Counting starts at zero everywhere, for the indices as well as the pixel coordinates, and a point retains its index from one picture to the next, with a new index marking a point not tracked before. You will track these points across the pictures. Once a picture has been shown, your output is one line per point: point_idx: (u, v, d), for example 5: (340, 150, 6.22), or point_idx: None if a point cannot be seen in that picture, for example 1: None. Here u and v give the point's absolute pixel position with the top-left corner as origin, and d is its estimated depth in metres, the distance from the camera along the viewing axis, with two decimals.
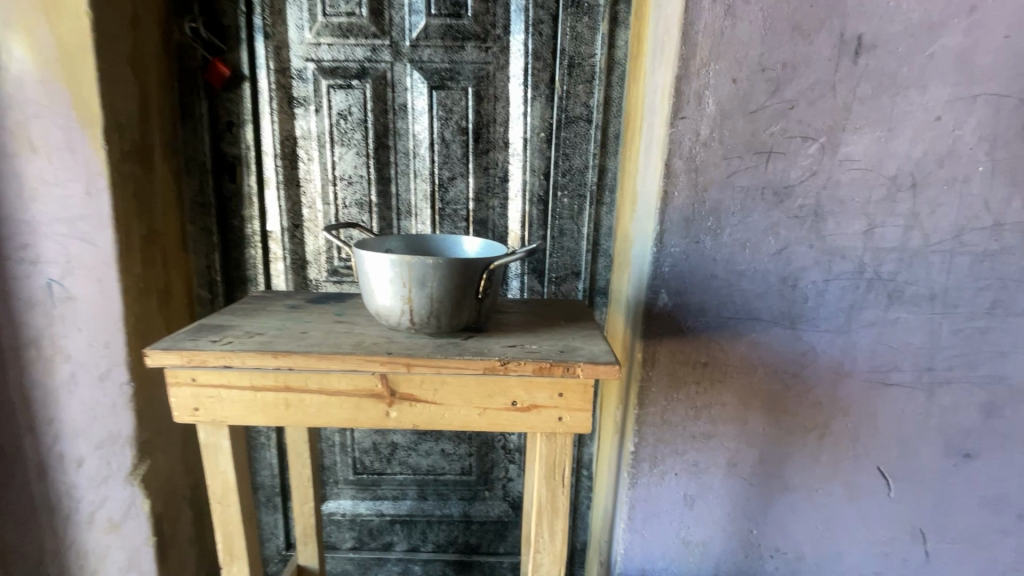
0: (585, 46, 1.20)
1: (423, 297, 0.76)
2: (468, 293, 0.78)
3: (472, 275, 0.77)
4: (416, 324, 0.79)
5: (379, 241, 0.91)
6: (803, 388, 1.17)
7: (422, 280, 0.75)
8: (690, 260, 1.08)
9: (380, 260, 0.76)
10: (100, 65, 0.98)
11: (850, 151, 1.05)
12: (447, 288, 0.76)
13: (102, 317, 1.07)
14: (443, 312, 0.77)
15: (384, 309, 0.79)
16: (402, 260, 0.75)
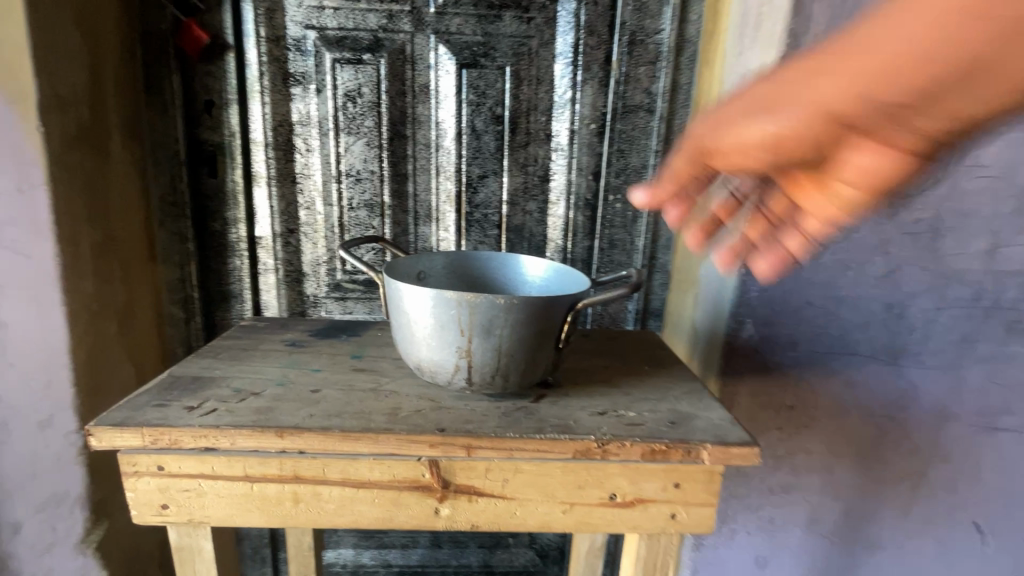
0: (648, 20, 1.00)
1: (487, 349, 0.55)
2: (545, 343, 0.57)
3: (555, 319, 0.56)
4: (471, 386, 0.58)
5: (412, 260, 0.71)
6: (903, 434, 0.93)
7: (487, 327, 0.54)
8: (783, 284, 0.87)
9: (428, 297, 0.54)
10: (33, 18, 0.73)
11: (981, 154, 0.81)
12: (521, 338, 0.55)
13: (40, 349, 0.82)
14: (513, 368, 0.57)
15: (429, 362, 0.58)
16: (462, 298, 0.53)
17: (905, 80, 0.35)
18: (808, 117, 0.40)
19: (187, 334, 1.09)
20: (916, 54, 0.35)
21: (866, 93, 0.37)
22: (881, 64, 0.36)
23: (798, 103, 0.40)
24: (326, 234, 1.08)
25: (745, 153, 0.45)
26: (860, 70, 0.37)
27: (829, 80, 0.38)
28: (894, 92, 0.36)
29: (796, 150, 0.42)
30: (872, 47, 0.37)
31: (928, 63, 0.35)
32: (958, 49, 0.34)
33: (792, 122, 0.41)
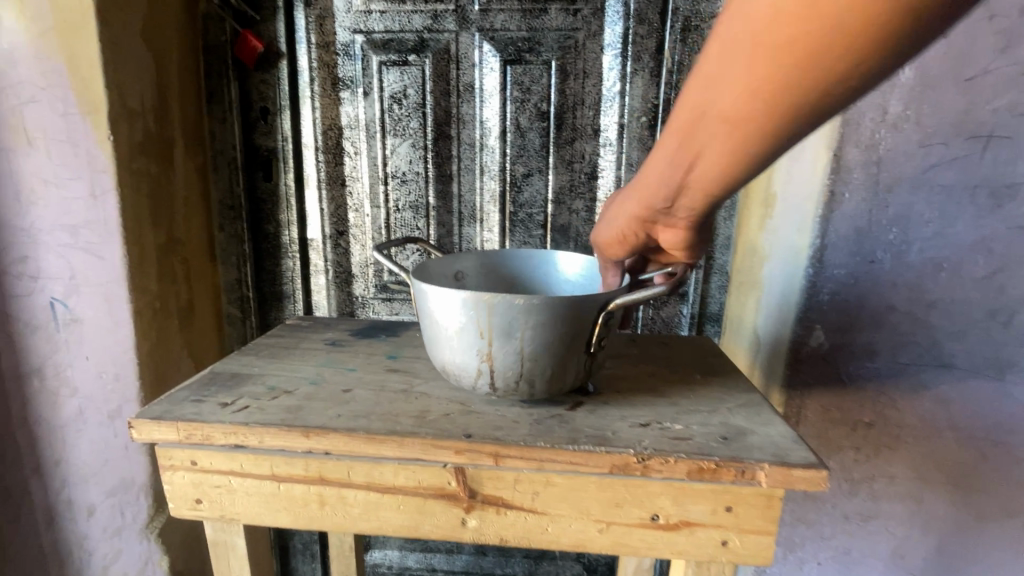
0: (705, 4, 0.93)
1: (510, 352, 0.52)
2: (574, 350, 0.53)
3: (584, 323, 0.52)
4: (496, 389, 0.55)
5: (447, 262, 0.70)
6: (1009, 460, 0.80)
7: (509, 329, 0.51)
8: (860, 287, 0.77)
9: (447, 296, 0.52)
10: (104, 35, 0.79)
11: None
12: (546, 343, 0.52)
13: (109, 344, 0.88)
14: (539, 373, 0.53)
15: (452, 366, 0.55)
16: (480, 299, 0.50)
17: (756, 105, 0.41)
18: (694, 146, 0.47)
19: (243, 332, 1.13)
20: (767, 86, 0.39)
21: (740, 123, 0.42)
22: (739, 103, 0.41)
23: (687, 132, 0.46)
24: (373, 236, 1.09)
25: (661, 190, 0.53)
26: (725, 108, 0.42)
27: (711, 101, 0.43)
28: (755, 123, 0.42)
29: (697, 182, 0.50)
30: (728, 84, 0.41)
31: (782, 84, 0.39)
32: (799, 65, 0.37)
33: (685, 146, 0.47)
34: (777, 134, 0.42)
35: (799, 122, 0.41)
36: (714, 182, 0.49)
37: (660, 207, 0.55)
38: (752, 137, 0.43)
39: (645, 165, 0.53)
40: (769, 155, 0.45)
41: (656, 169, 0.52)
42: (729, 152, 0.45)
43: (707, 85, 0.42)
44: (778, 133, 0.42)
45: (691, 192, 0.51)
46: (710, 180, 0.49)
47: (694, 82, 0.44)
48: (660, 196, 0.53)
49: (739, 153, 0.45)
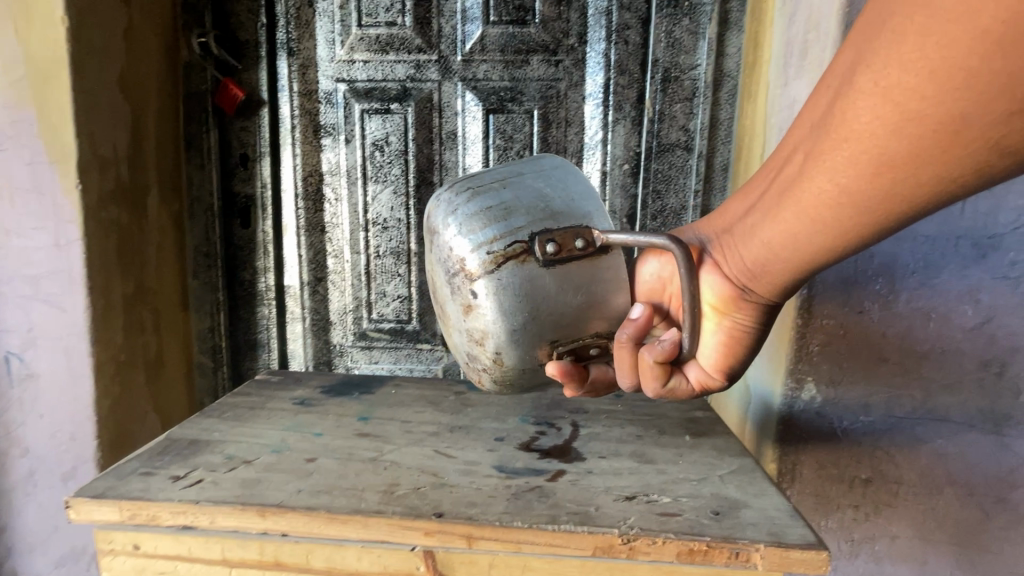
0: (684, 55, 0.94)
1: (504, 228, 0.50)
2: (559, 308, 0.49)
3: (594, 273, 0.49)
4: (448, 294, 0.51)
5: None
6: (1012, 519, 0.76)
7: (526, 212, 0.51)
8: (850, 338, 0.75)
9: None
10: (78, 86, 0.77)
11: None
12: (557, 270, 0.48)
13: (66, 402, 0.83)
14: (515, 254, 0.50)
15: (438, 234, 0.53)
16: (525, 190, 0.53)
17: (871, 141, 0.34)
18: (794, 174, 0.40)
19: (215, 384, 1.08)
20: (897, 121, 0.32)
21: (845, 163, 0.35)
22: (859, 132, 0.34)
23: (799, 152, 0.40)
24: (353, 282, 1.06)
25: (747, 213, 0.47)
26: (837, 133, 0.35)
27: (826, 121, 0.37)
28: (860, 165, 0.35)
29: (773, 219, 0.43)
30: (851, 107, 0.34)
31: (910, 122, 0.31)
32: (947, 101, 0.30)
33: (790, 168, 0.41)
34: (889, 192, 0.35)
35: (919, 185, 0.34)
36: (793, 230, 0.42)
37: (736, 234, 0.48)
38: (852, 185, 0.36)
39: (755, 180, 0.48)
40: (865, 221, 0.37)
41: (760, 185, 0.46)
42: (822, 194, 0.38)
43: (832, 98, 0.36)
44: (889, 189, 0.35)
45: (765, 232, 0.44)
46: (793, 225, 0.42)
47: (825, 93, 0.38)
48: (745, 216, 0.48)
49: (831, 198, 0.38)
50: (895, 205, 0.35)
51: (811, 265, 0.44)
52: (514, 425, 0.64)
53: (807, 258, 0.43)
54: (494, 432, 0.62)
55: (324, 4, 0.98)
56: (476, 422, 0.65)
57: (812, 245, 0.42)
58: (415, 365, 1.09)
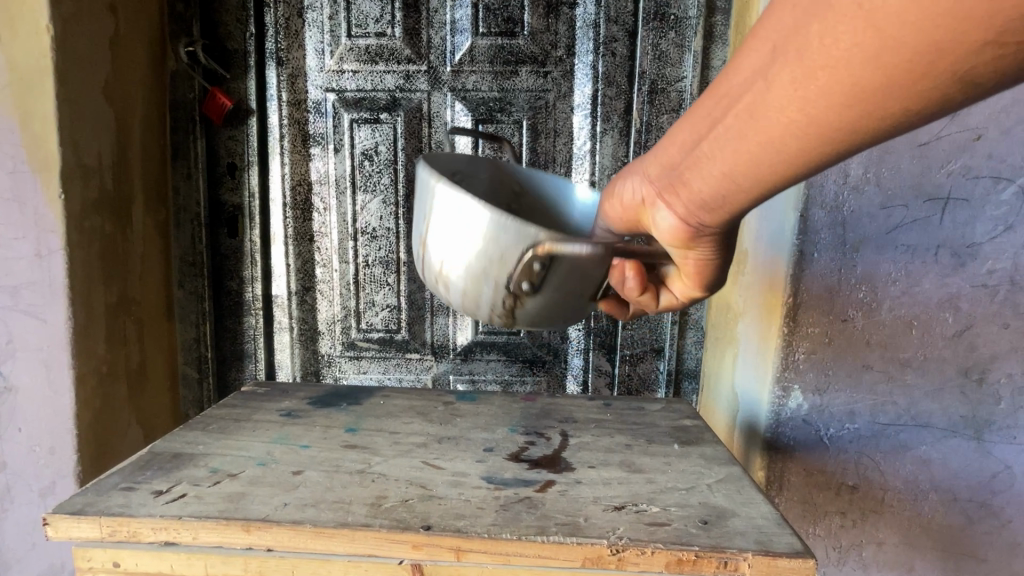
0: (670, 68, 0.96)
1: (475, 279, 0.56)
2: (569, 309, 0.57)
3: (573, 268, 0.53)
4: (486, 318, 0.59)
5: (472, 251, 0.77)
6: (995, 523, 0.77)
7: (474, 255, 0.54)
8: (834, 346, 0.76)
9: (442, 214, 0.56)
10: (62, 94, 0.77)
11: None
12: (545, 290, 0.54)
13: (46, 416, 0.81)
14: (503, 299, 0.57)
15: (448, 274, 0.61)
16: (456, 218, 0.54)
17: (851, 69, 0.32)
18: (755, 100, 0.37)
19: (200, 395, 1.07)
20: (880, 48, 0.31)
21: (820, 90, 0.34)
22: (838, 55, 0.32)
23: (759, 76, 0.37)
24: (342, 292, 1.06)
25: (692, 148, 0.43)
26: (814, 55, 0.33)
27: (798, 43, 0.34)
28: (835, 92, 0.33)
29: (730, 152, 0.40)
30: (832, 28, 0.32)
31: (893, 48, 0.30)
32: (931, 30, 0.29)
33: (748, 95, 0.38)
34: (855, 119, 0.34)
35: (886, 116, 0.33)
36: (751, 160, 0.40)
37: (681, 170, 0.45)
38: (823, 114, 0.35)
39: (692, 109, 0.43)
40: (825, 150, 0.37)
41: (701, 115, 0.42)
42: (787, 122, 0.36)
43: (804, 18, 0.33)
44: (855, 117, 0.34)
45: (723, 168, 0.41)
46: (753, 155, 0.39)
47: (787, 9, 0.34)
48: (690, 151, 0.44)
49: (797, 126, 0.36)
50: (857, 133, 0.35)
51: (764, 196, 0.43)
52: (503, 435, 0.64)
53: (762, 191, 0.42)
54: (483, 443, 0.62)
55: (313, 14, 0.98)
56: (464, 433, 0.64)
57: (769, 177, 0.40)
58: (404, 375, 1.08)
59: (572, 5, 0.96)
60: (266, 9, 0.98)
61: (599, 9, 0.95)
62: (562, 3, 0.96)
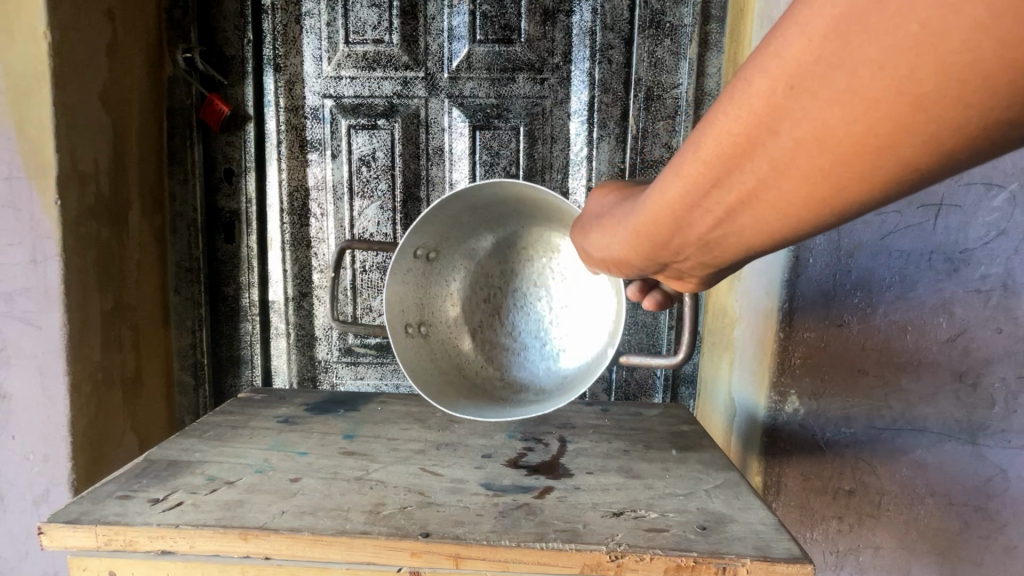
0: (666, 75, 0.96)
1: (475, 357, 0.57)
2: None
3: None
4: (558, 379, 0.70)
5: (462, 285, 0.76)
6: (990, 527, 0.77)
7: None
8: (830, 350, 0.76)
9: None
10: (59, 99, 0.77)
11: None
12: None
13: (40, 423, 0.80)
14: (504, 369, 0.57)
15: None
16: None
17: (871, 146, 0.28)
18: (762, 177, 0.34)
19: (196, 402, 1.06)
20: (898, 125, 0.27)
21: (836, 166, 0.30)
22: (856, 133, 0.28)
23: (757, 152, 0.33)
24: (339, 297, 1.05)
25: (692, 215, 0.40)
26: (827, 136, 0.29)
27: (797, 119, 0.30)
28: (855, 168, 0.30)
29: (744, 217, 0.38)
30: (833, 94, 0.28)
31: (915, 124, 0.27)
32: (956, 105, 0.25)
33: (748, 169, 0.34)
34: (878, 185, 0.31)
35: (913, 180, 0.30)
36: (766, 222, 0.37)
37: (686, 230, 0.42)
38: (842, 185, 0.31)
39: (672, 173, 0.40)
40: (845, 211, 0.34)
41: (691, 188, 0.38)
42: (803, 194, 0.33)
43: (801, 96, 0.29)
44: (878, 188, 0.31)
45: (739, 226, 0.39)
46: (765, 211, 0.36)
47: (773, 83, 0.30)
48: (688, 215, 0.40)
49: (816, 196, 0.33)
50: (880, 194, 0.32)
51: (778, 243, 0.40)
52: (501, 441, 0.64)
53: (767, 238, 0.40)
54: (481, 449, 0.62)
55: (311, 21, 0.98)
56: (463, 439, 0.64)
57: (789, 234, 0.38)
58: (402, 381, 1.08)
59: (568, 13, 0.97)
60: (263, 16, 0.98)
61: (595, 16, 0.96)
62: (559, 10, 0.97)
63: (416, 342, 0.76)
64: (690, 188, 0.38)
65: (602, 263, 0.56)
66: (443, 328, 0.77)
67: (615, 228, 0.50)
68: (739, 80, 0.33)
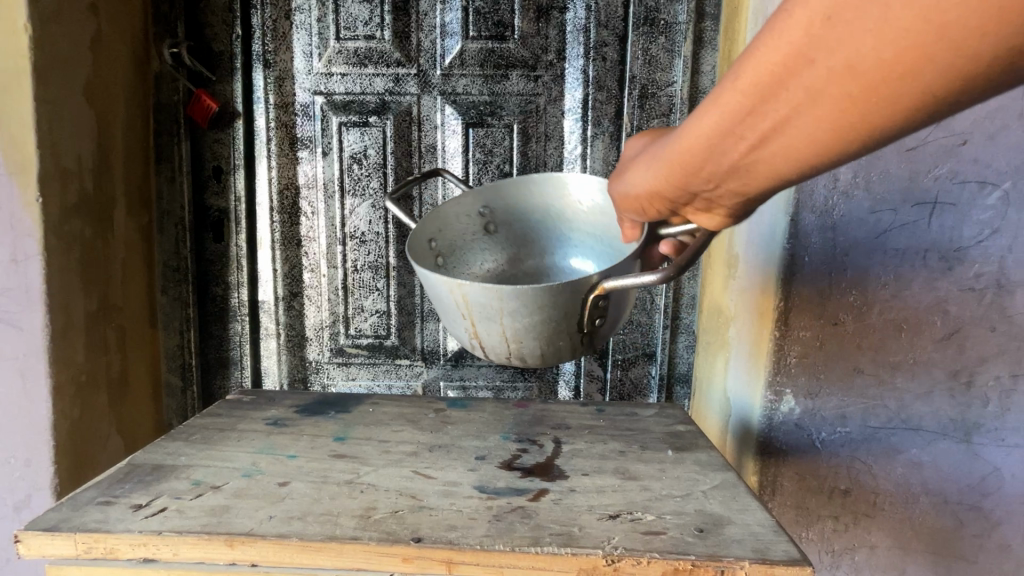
0: (660, 72, 0.96)
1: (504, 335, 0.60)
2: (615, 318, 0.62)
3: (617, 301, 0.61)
4: (559, 337, 0.59)
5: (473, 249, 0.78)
6: (984, 526, 0.75)
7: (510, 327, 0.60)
8: (826, 349, 0.76)
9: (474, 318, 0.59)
10: (41, 94, 0.75)
11: None
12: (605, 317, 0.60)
13: (22, 426, 0.78)
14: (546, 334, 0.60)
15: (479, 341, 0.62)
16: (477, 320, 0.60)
17: (901, 78, 0.30)
18: (790, 110, 0.35)
19: (184, 404, 1.04)
20: (935, 59, 0.29)
21: (869, 97, 0.32)
22: (886, 63, 0.30)
23: (789, 86, 0.34)
24: (330, 297, 1.04)
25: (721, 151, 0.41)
26: (858, 66, 0.31)
27: (832, 49, 0.31)
28: (882, 99, 0.31)
29: (770, 151, 0.39)
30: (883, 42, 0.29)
31: (952, 54, 0.28)
32: (994, 39, 0.27)
33: (779, 101, 0.35)
34: (900, 123, 0.33)
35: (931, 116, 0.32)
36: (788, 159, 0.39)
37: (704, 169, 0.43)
38: (870, 119, 0.33)
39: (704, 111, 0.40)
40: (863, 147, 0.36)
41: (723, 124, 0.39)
42: (825, 129, 0.35)
43: (840, 25, 0.30)
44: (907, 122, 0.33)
45: (762, 165, 0.40)
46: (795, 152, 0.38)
47: (812, 13, 0.31)
48: (716, 149, 0.41)
49: (841, 134, 0.34)
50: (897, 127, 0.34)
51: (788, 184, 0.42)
52: (495, 443, 0.63)
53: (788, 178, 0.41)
54: (475, 451, 0.61)
55: (302, 17, 0.97)
56: (456, 440, 0.63)
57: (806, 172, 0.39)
58: (394, 381, 1.07)
59: (562, 10, 0.96)
60: (252, 11, 0.96)
61: (589, 13, 0.95)
62: (553, 7, 0.96)
63: (430, 262, 0.75)
64: (722, 121, 0.39)
65: (631, 210, 0.56)
66: (460, 268, 0.78)
67: (638, 173, 0.51)
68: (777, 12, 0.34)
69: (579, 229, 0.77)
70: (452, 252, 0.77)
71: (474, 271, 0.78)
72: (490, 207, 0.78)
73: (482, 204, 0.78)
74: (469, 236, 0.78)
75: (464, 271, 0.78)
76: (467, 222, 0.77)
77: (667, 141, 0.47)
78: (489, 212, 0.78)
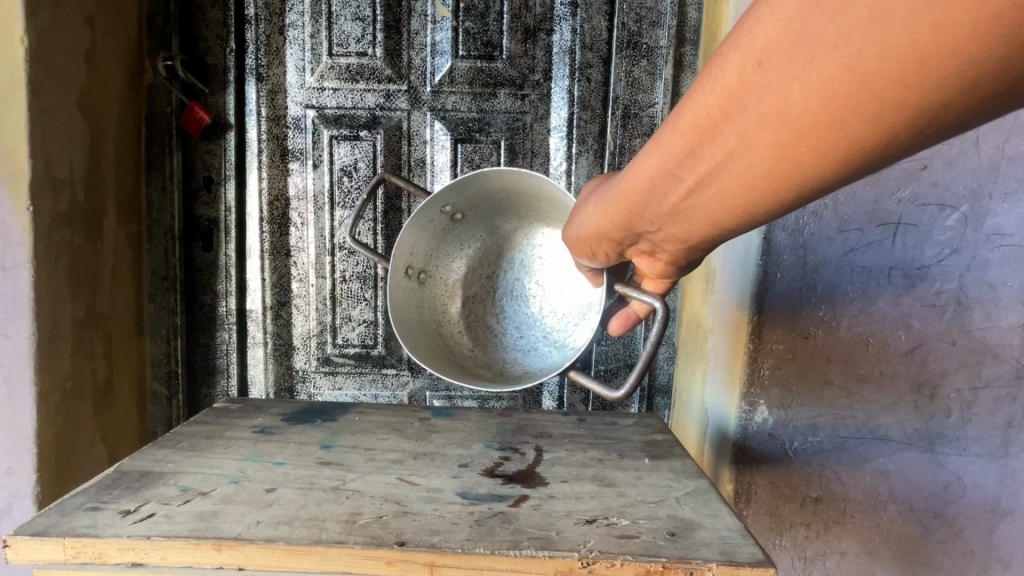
0: (642, 94, 1.00)
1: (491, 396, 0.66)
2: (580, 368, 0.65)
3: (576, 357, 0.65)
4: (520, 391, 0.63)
5: (444, 268, 0.82)
6: (948, 532, 0.77)
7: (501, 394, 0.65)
8: (797, 362, 0.79)
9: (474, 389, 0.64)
10: (35, 105, 0.76)
11: (999, 223, 0.71)
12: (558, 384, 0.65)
13: (5, 434, 0.78)
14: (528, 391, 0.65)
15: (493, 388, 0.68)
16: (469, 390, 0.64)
17: (831, 127, 0.31)
18: (735, 147, 0.37)
19: (169, 412, 1.05)
20: (861, 110, 0.30)
21: (800, 142, 0.33)
22: (817, 114, 0.31)
23: (731, 127, 0.36)
24: (318, 307, 1.05)
25: (673, 185, 0.44)
26: (790, 111, 0.32)
27: (763, 96, 0.33)
28: (816, 146, 0.33)
29: (721, 186, 0.41)
30: (810, 92, 0.31)
31: (876, 103, 0.29)
32: (913, 95, 0.27)
33: (724, 143, 0.38)
34: (843, 167, 0.34)
35: (873, 161, 0.33)
36: (738, 201, 0.41)
37: (659, 203, 0.47)
38: (813, 159, 0.34)
39: (658, 149, 0.43)
40: (812, 189, 0.37)
41: (668, 159, 0.43)
42: (771, 167, 0.36)
43: (770, 71, 0.32)
44: (851, 168, 0.34)
45: (710, 198, 0.43)
46: (745, 190, 0.40)
47: (746, 59, 0.34)
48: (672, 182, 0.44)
49: (785, 175, 0.36)
50: (844, 173, 0.35)
51: (747, 226, 0.44)
52: (478, 451, 0.65)
53: (745, 218, 0.43)
54: (458, 459, 0.63)
55: (295, 32, 0.99)
56: (440, 448, 0.65)
57: (752, 212, 0.41)
58: (380, 391, 1.08)
59: (548, 32, 0.99)
60: (247, 26, 0.99)
61: (574, 36, 0.99)
62: (540, 29, 0.99)
63: (411, 286, 0.80)
64: (673, 156, 0.42)
65: (587, 244, 0.59)
66: (441, 285, 0.81)
67: (594, 206, 0.55)
68: (717, 56, 0.36)
69: (535, 201, 0.78)
70: (430, 260, 0.81)
71: (453, 285, 0.82)
72: (462, 212, 0.80)
73: (443, 205, 0.78)
74: (443, 239, 0.81)
75: (444, 284, 0.81)
76: (433, 231, 0.80)
77: (615, 181, 0.52)
78: (449, 210, 0.79)
